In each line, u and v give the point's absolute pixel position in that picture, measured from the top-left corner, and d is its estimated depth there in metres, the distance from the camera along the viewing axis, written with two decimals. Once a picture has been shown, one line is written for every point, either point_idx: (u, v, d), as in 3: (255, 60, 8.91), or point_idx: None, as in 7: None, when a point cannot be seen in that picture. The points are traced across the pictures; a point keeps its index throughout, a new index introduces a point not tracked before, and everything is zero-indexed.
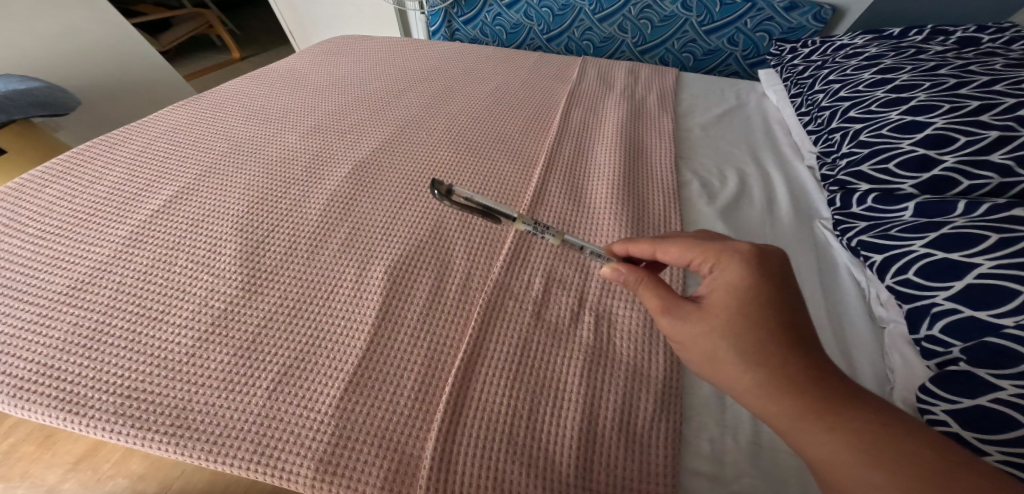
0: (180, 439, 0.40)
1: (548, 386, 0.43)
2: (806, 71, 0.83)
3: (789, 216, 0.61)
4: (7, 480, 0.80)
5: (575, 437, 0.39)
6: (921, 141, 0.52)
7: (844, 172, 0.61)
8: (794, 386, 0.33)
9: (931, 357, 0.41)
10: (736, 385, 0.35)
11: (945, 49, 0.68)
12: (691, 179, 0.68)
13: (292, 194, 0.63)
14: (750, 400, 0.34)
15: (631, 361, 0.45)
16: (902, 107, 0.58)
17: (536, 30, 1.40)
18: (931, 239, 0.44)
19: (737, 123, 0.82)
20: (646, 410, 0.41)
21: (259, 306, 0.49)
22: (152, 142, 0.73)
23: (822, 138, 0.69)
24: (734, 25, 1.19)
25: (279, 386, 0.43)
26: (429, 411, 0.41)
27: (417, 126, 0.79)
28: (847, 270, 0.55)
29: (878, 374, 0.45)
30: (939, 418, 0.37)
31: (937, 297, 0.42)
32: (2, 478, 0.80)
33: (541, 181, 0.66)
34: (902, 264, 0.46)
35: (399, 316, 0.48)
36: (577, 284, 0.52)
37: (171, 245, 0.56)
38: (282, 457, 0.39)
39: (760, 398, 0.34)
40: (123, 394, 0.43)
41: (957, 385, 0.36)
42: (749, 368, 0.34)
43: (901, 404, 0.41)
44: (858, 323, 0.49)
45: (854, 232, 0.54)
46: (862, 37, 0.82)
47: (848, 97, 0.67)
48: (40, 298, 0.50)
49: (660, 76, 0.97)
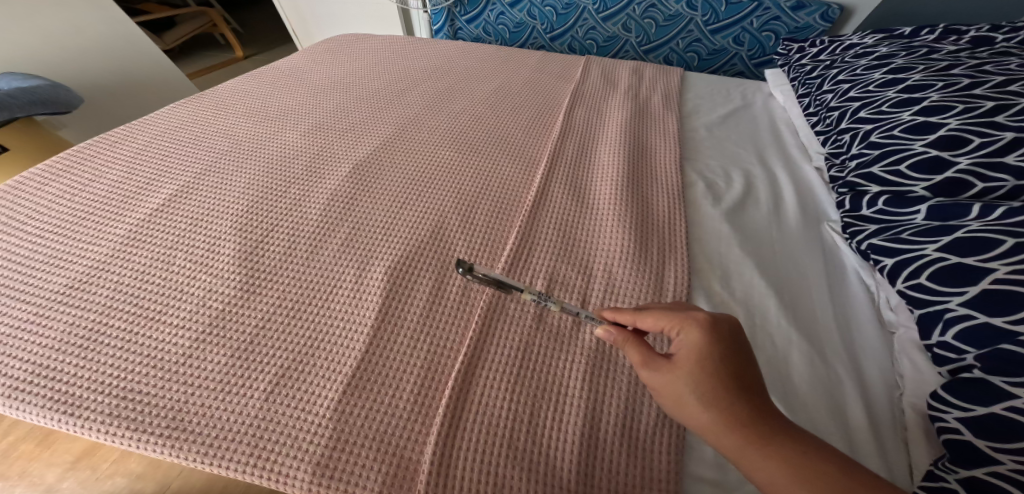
0: (176, 441, 0.39)
1: (550, 390, 0.42)
2: (814, 71, 0.82)
3: (796, 219, 0.60)
4: (6, 478, 0.80)
5: (576, 444, 0.38)
6: (935, 143, 0.51)
7: (854, 174, 0.60)
8: (745, 424, 0.33)
9: (943, 364, 0.40)
10: (696, 425, 0.35)
11: (958, 48, 0.67)
12: (696, 181, 0.67)
13: (292, 193, 0.63)
14: (710, 437, 0.34)
15: (634, 365, 0.44)
16: (915, 108, 0.56)
17: (539, 29, 1.39)
18: (945, 243, 0.43)
19: (743, 124, 0.81)
20: (649, 415, 0.40)
21: (257, 306, 0.49)
22: (152, 140, 0.73)
23: (830, 139, 0.68)
24: (740, 25, 1.18)
25: (276, 388, 0.42)
26: (428, 414, 0.41)
27: (418, 125, 0.78)
28: (856, 274, 0.54)
29: (887, 381, 0.44)
30: (951, 426, 0.36)
31: (950, 302, 0.41)
32: (1, 476, 0.80)
33: (543, 182, 0.65)
34: (913, 268, 0.45)
35: (399, 317, 0.48)
36: (579, 287, 0.51)
37: (169, 244, 0.55)
38: (279, 460, 0.38)
39: (719, 436, 0.33)
40: (119, 395, 0.42)
41: (970, 392, 0.36)
42: (705, 407, 0.34)
43: (910, 410, 0.40)
44: (867, 328, 0.48)
45: (863, 235, 0.53)
46: (872, 36, 0.81)
47: (859, 96, 0.66)
48: (38, 297, 0.49)
49: (664, 75, 0.96)
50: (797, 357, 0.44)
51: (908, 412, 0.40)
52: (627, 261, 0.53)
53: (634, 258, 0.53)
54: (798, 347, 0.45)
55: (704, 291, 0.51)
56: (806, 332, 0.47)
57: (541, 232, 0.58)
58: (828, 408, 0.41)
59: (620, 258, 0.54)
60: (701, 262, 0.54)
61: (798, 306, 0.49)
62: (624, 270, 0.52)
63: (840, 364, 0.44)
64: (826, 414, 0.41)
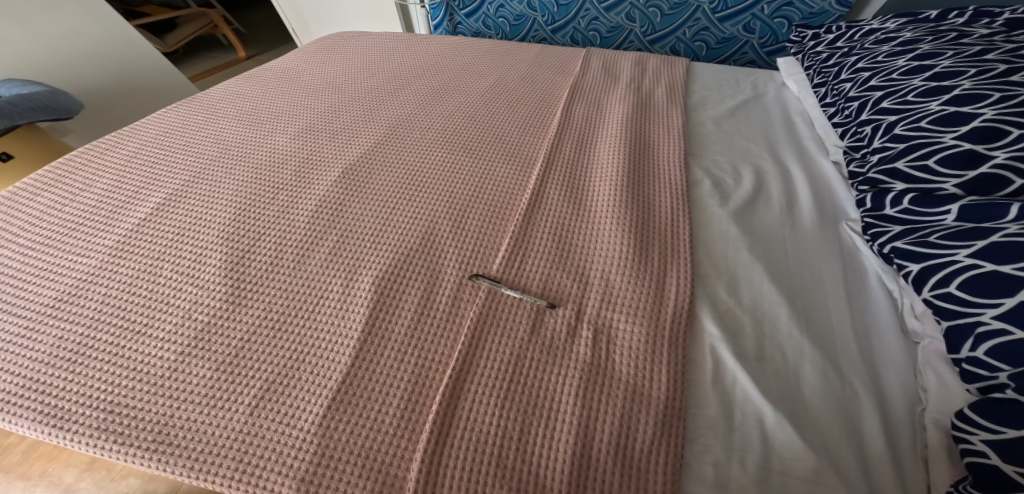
0: (162, 455, 0.38)
1: (540, 405, 0.39)
2: (830, 59, 0.77)
3: (811, 219, 0.56)
4: (28, 479, 0.81)
5: (567, 463, 0.36)
6: (967, 135, 0.47)
7: (875, 170, 0.56)
8: None
9: (972, 381, 0.36)
10: None
11: (992, 31, 0.61)
12: (702, 179, 0.63)
13: (281, 200, 0.61)
14: None
15: (630, 380, 0.41)
16: (944, 97, 0.52)
17: (541, 22, 1.34)
18: (979, 248, 0.39)
19: (753, 116, 0.77)
20: (646, 431, 0.37)
21: (243, 318, 0.47)
22: (142, 148, 0.72)
23: (849, 132, 0.64)
24: (750, 11, 1.13)
25: (260, 403, 0.40)
26: (415, 429, 0.39)
27: (411, 125, 0.76)
28: (877, 278, 0.50)
29: (909, 395, 0.40)
30: (976, 448, 0.33)
31: (983, 315, 0.37)
32: (23, 476, 0.81)
33: (539, 182, 0.63)
34: (941, 276, 0.41)
35: (385, 330, 0.45)
36: (574, 296, 0.48)
37: (156, 255, 0.54)
38: (264, 474, 0.36)
39: None
40: (106, 409, 0.41)
41: (1000, 414, 0.32)
42: None
43: (932, 428, 0.37)
44: (890, 339, 0.44)
45: (886, 238, 0.49)
46: (894, 21, 0.75)
47: (881, 86, 0.62)
48: (29, 310, 0.49)
49: (669, 66, 0.92)
50: (809, 371, 0.41)
51: (929, 429, 0.37)
52: (625, 267, 0.50)
53: (632, 264, 0.50)
54: (810, 359, 0.42)
55: (708, 299, 0.48)
56: (820, 345, 0.43)
57: (537, 236, 0.55)
58: (842, 426, 0.37)
59: (618, 263, 0.51)
60: (705, 268, 0.51)
61: (811, 314, 0.46)
62: (623, 277, 0.49)
63: (858, 378, 0.40)
64: (839, 435, 0.37)
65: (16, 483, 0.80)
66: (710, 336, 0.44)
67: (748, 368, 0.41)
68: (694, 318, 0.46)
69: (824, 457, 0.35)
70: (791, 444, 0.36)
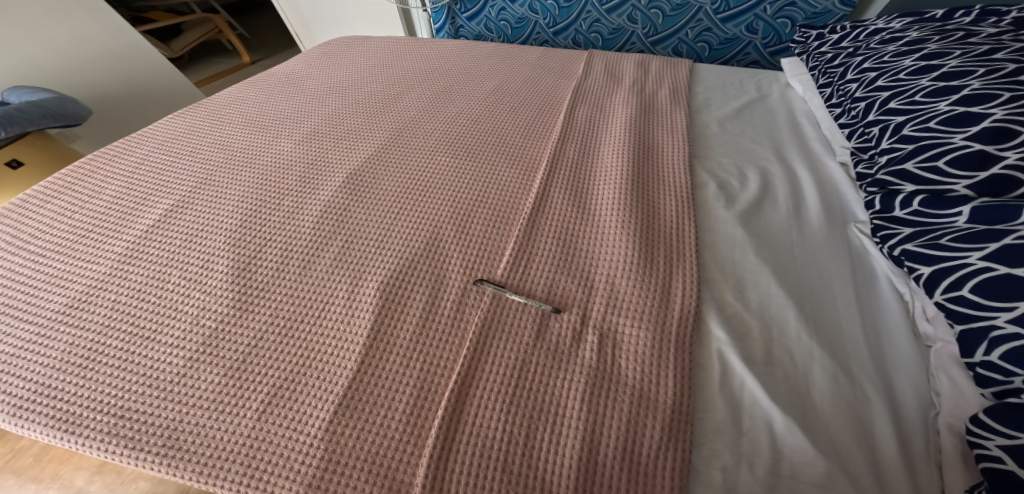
0: (170, 459, 0.38)
1: (547, 411, 0.39)
2: (835, 60, 0.77)
3: (818, 221, 0.56)
4: (40, 481, 0.81)
5: (573, 468, 0.35)
6: (978, 135, 0.46)
7: (884, 171, 0.55)
8: None
9: (987, 385, 0.36)
10: None
11: (1000, 31, 0.60)
12: (707, 181, 0.63)
13: (285, 206, 0.62)
14: None
15: (636, 384, 0.40)
16: (953, 97, 0.51)
17: (542, 24, 1.35)
18: (991, 251, 0.39)
19: (758, 117, 0.76)
20: (653, 436, 0.37)
21: (250, 323, 0.47)
22: (149, 154, 0.73)
23: (856, 132, 0.64)
24: (752, 11, 1.12)
25: (267, 408, 0.41)
26: (420, 436, 0.38)
27: (415, 129, 0.76)
28: (886, 281, 0.49)
29: (920, 398, 0.39)
30: (993, 454, 0.32)
31: (998, 319, 0.36)
32: (35, 479, 0.81)
33: (542, 187, 0.62)
34: (954, 278, 0.41)
35: (390, 337, 0.45)
36: (579, 301, 0.48)
37: (165, 261, 0.54)
38: (271, 479, 0.36)
39: None
40: (114, 414, 0.41)
41: (1017, 420, 0.32)
42: None
43: (945, 432, 0.36)
44: (901, 343, 0.43)
45: (896, 240, 0.48)
46: (899, 21, 0.75)
47: (887, 86, 0.61)
48: (40, 316, 0.49)
49: (672, 68, 0.91)
50: (818, 375, 0.40)
51: (943, 434, 0.37)
52: (630, 272, 0.50)
53: (637, 268, 0.50)
54: (819, 363, 0.41)
55: (714, 302, 0.47)
56: (829, 348, 0.42)
57: (541, 238, 0.55)
58: (852, 431, 0.37)
59: (623, 267, 0.51)
60: (711, 271, 0.51)
61: (820, 317, 0.45)
62: (629, 280, 0.49)
63: (868, 382, 0.40)
64: (850, 439, 0.36)
65: (28, 486, 0.81)
66: (716, 339, 0.44)
67: (756, 372, 0.41)
68: (700, 322, 0.46)
69: (835, 461, 0.35)
70: (801, 448, 0.35)
